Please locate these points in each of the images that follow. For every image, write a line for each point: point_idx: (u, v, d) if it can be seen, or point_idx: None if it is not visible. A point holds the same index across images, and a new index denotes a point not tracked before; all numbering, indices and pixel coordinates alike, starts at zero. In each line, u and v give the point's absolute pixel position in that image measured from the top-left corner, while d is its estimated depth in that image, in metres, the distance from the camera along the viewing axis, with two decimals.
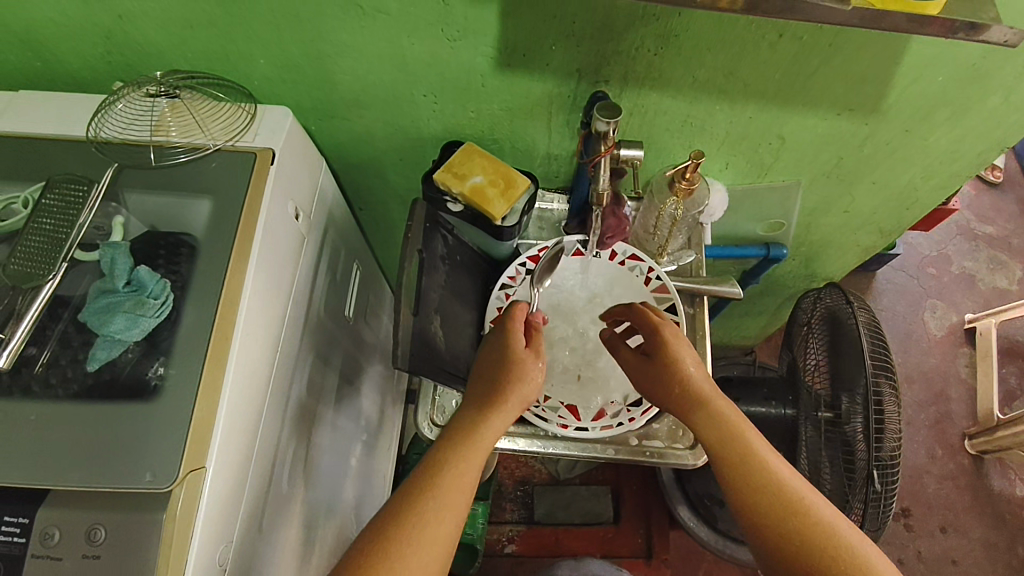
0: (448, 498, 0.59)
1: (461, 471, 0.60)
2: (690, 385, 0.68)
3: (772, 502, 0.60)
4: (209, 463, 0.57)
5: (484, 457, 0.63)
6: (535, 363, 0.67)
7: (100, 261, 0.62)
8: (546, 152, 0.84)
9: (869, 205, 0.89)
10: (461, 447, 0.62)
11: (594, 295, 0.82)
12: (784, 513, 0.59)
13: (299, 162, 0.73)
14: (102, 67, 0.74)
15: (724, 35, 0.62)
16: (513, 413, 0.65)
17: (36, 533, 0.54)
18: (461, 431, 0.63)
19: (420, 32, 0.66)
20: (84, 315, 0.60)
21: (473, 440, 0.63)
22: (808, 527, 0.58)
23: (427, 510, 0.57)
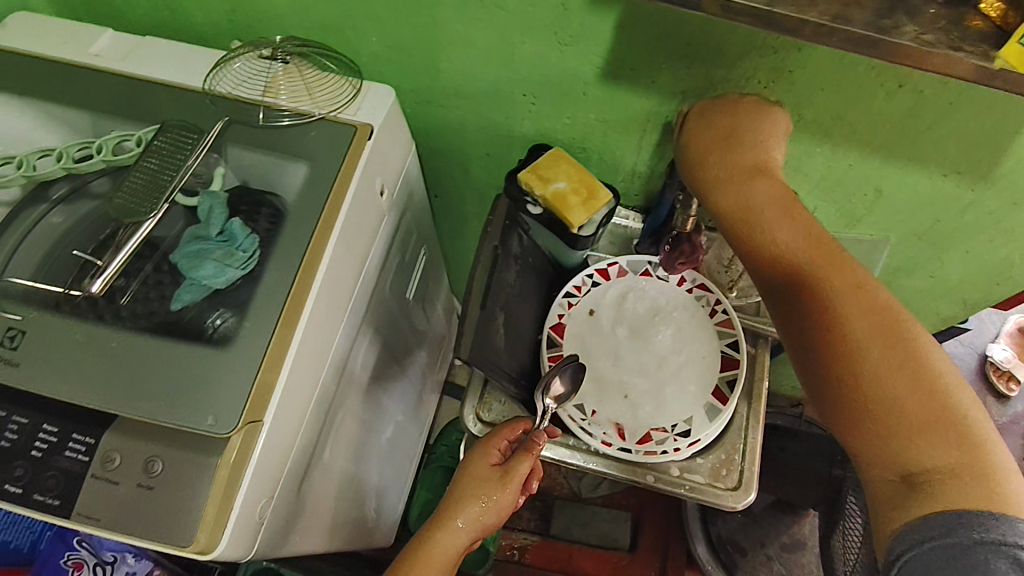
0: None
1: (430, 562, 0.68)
2: (772, 216, 0.60)
3: (886, 417, 0.52)
4: (267, 417, 0.59)
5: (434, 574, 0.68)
6: (496, 486, 0.70)
7: (198, 208, 0.66)
8: (632, 169, 0.84)
9: (958, 274, 0.86)
10: (413, 563, 0.68)
11: (652, 312, 0.79)
12: (907, 426, 0.51)
13: (393, 142, 0.74)
14: (223, 24, 0.77)
15: (841, 76, 0.61)
16: (463, 532, 0.70)
17: (98, 455, 0.57)
18: (420, 543, 0.70)
19: (535, 33, 0.67)
20: (174, 257, 0.64)
21: (422, 557, 0.68)
22: (926, 430, 0.51)
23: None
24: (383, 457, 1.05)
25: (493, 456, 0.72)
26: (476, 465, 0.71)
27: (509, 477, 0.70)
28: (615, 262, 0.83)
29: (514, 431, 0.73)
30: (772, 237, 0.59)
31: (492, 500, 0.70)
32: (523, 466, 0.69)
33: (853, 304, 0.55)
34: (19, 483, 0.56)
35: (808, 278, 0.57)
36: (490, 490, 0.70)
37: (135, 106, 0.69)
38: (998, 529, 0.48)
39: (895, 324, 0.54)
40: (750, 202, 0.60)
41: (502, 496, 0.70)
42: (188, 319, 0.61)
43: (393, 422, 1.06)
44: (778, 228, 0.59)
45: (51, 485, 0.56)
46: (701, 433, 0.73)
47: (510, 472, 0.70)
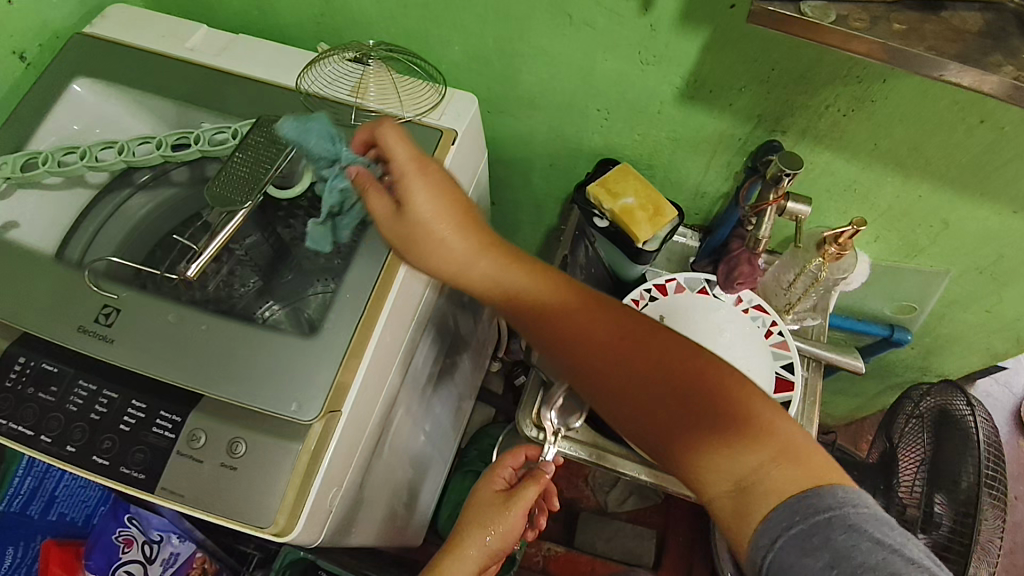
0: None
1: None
2: (438, 249, 0.59)
3: (703, 413, 0.51)
4: (344, 409, 0.61)
5: None
6: (500, 512, 0.73)
7: (327, 192, 0.65)
8: (694, 188, 0.85)
9: (1015, 310, 0.86)
10: None
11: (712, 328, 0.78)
12: (677, 439, 0.52)
13: (473, 149, 0.76)
14: (311, 26, 0.80)
15: (922, 109, 0.63)
16: (472, 557, 0.73)
17: (184, 433, 0.59)
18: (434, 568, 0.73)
19: (619, 50, 0.69)
20: (311, 233, 0.66)
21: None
22: (753, 458, 0.49)
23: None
24: (426, 455, 1.06)
25: (498, 483, 0.76)
26: (481, 491, 0.76)
27: (512, 501, 0.73)
28: (674, 278, 0.84)
29: (515, 458, 0.76)
30: (459, 267, 0.60)
31: (498, 525, 0.73)
32: (530, 493, 0.73)
33: (532, 317, 0.58)
34: (106, 456, 0.59)
35: (509, 299, 0.59)
36: (495, 517, 0.73)
37: (226, 100, 0.71)
38: (825, 503, 0.45)
39: (591, 349, 0.56)
40: (419, 224, 0.59)
41: (506, 521, 0.73)
42: (240, 308, 0.65)
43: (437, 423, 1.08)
44: (419, 208, 0.59)
45: (137, 459, 0.59)
46: None
47: (514, 498, 0.73)
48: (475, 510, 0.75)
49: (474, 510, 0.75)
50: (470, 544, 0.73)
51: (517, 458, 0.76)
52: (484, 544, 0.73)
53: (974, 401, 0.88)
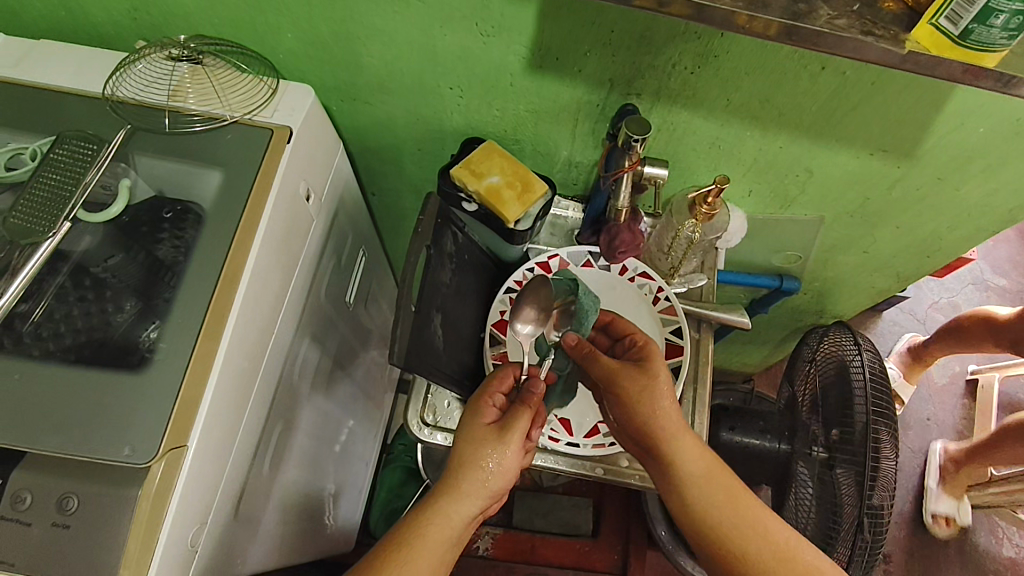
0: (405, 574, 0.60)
1: (435, 534, 0.62)
2: (662, 420, 0.67)
3: (727, 501, 0.66)
4: (192, 442, 0.55)
5: (439, 543, 0.62)
6: (498, 444, 0.65)
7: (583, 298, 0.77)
8: (566, 159, 0.83)
9: (889, 246, 0.88)
10: (407, 535, 0.62)
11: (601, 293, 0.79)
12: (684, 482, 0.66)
13: (315, 143, 0.73)
14: (125, 24, 0.72)
15: (766, 61, 0.61)
16: (470, 496, 0.64)
17: (7, 495, 0.53)
18: (420, 515, 0.64)
19: (454, 25, 0.64)
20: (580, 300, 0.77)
21: (420, 527, 0.63)
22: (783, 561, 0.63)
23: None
24: (336, 462, 1.02)
25: (488, 415, 0.67)
26: (475, 426, 0.66)
27: (509, 433, 0.66)
28: (556, 254, 0.81)
29: (504, 381, 0.69)
30: (679, 446, 0.66)
31: (497, 462, 0.65)
32: (522, 421, 0.66)
33: (691, 470, 0.66)
34: None
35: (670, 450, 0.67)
36: (491, 450, 0.65)
37: (44, 116, 0.65)
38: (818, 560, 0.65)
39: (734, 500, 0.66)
40: (670, 425, 0.67)
41: (507, 455, 0.65)
42: (121, 337, 0.58)
43: (346, 426, 1.03)
44: (661, 397, 0.67)
45: None
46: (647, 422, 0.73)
47: (510, 427, 0.66)
48: (469, 446, 0.66)
49: (468, 444, 0.66)
50: (470, 481, 0.65)
51: (506, 381, 0.69)
52: (484, 481, 0.65)
53: (858, 338, 0.90)
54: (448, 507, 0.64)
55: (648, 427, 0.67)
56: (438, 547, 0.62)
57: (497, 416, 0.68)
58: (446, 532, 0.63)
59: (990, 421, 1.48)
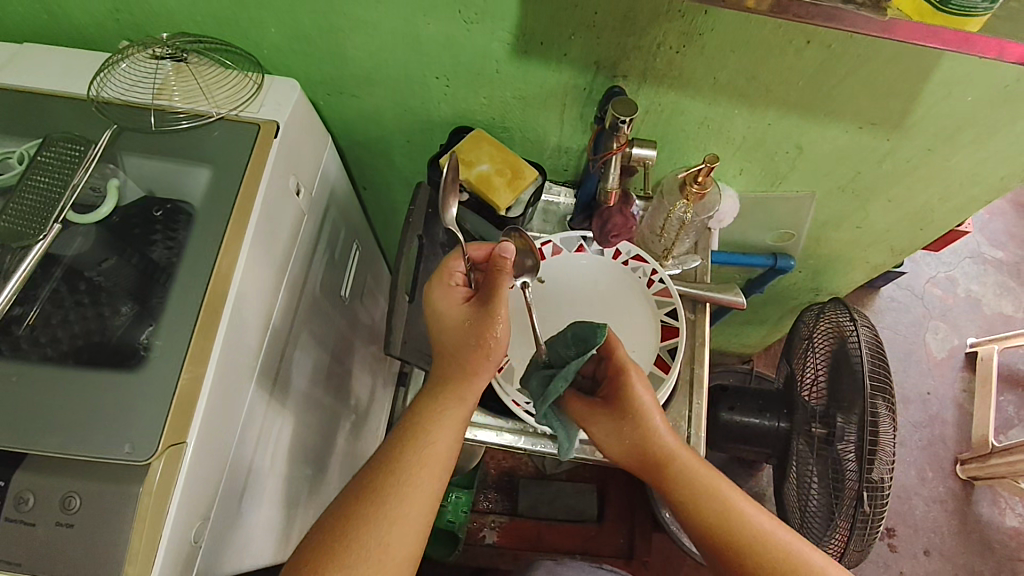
0: (424, 454, 0.59)
1: (452, 412, 0.61)
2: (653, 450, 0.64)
3: (720, 521, 0.61)
4: (191, 438, 0.56)
5: (459, 423, 0.61)
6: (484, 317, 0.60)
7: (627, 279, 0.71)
8: (556, 144, 0.83)
9: (882, 219, 0.88)
10: (416, 432, 0.60)
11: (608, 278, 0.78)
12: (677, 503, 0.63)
13: (303, 138, 0.73)
14: (108, 24, 0.72)
15: (751, 37, 0.60)
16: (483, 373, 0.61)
17: (10, 496, 0.53)
18: (420, 410, 0.61)
19: (437, 12, 0.63)
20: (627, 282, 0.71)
21: (434, 417, 0.60)
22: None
23: (408, 480, 0.57)
24: (337, 458, 1.02)
25: (458, 295, 0.62)
26: (446, 306, 0.61)
27: (487, 305, 0.60)
28: (550, 241, 0.80)
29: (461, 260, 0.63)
30: (674, 479, 0.64)
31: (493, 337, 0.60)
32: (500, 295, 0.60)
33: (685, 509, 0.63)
34: None
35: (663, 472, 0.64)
36: (471, 325, 0.60)
37: (31, 119, 0.65)
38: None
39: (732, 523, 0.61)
40: (667, 448, 0.64)
41: (496, 328, 0.60)
42: (117, 338, 0.58)
43: (346, 420, 1.04)
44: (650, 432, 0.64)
45: None
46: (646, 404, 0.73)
47: (492, 301, 0.60)
48: (452, 323, 0.61)
49: (444, 321, 0.61)
50: (467, 355, 0.60)
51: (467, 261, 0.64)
52: (486, 354, 0.60)
53: (856, 314, 0.89)
54: (461, 385, 0.61)
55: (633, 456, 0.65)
56: (455, 425, 0.61)
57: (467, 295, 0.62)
58: (460, 408, 0.61)
59: (990, 393, 1.48)
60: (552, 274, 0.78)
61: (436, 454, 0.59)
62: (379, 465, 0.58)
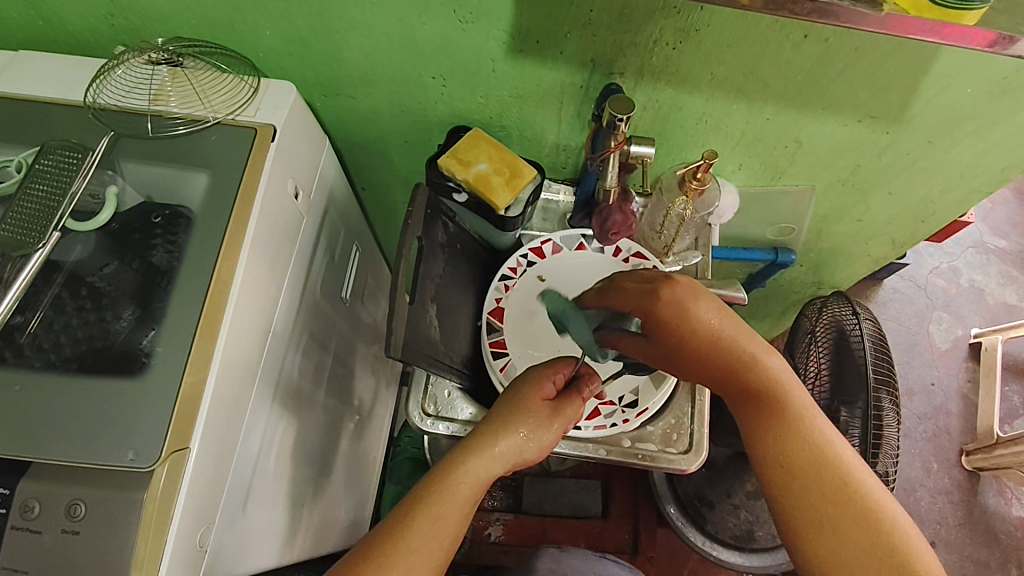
0: (436, 528, 0.58)
1: (465, 492, 0.60)
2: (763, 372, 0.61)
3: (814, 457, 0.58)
4: (194, 444, 0.56)
5: (463, 504, 0.61)
6: (546, 424, 0.64)
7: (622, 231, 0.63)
8: (554, 143, 0.82)
9: (883, 213, 0.88)
10: (433, 495, 0.60)
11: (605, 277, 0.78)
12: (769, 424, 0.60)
13: (300, 140, 0.73)
14: (104, 30, 0.72)
15: (747, 32, 0.60)
16: (505, 463, 0.63)
17: (15, 504, 0.52)
18: (442, 472, 0.61)
19: (431, 12, 0.63)
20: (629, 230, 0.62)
21: (448, 486, 0.60)
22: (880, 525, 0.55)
23: (418, 552, 0.57)
24: (342, 459, 1.02)
25: (545, 390, 0.65)
26: (533, 398, 0.64)
27: (558, 415, 0.64)
28: (549, 239, 0.81)
29: (567, 367, 0.68)
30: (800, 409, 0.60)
31: (536, 442, 0.63)
32: (572, 408, 0.66)
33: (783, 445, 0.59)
34: None
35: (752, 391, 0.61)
36: (538, 425, 0.63)
37: (29, 127, 0.65)
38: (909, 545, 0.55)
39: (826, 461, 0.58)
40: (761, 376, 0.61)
41: (551, 435, 0.64)
42: (118, 344, 0.58)
43: (350, 420, 1.04)
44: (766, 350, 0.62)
45: None
46: (648, 402, 0.73)
47: (563, 411, 0.65)
48: (524, 412, 0.63)
49: (522, 409, 0.63)
50: (506, 445, 0.62)
51: (566, 367, 0.68)
52: (517, 456, 0.63)
53: (859, 308, 0.90)
54: (485, 469, 0.62)
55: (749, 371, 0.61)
56: (464, 505, 0.60)
57: (551, 393, 0.66)
58: (474, 488, 0.61)
59: (994, 383, 1.48)
60: (552, 273, 0.79)
61: (445, 531, 0.59)
62: (399, 520, 0.59)
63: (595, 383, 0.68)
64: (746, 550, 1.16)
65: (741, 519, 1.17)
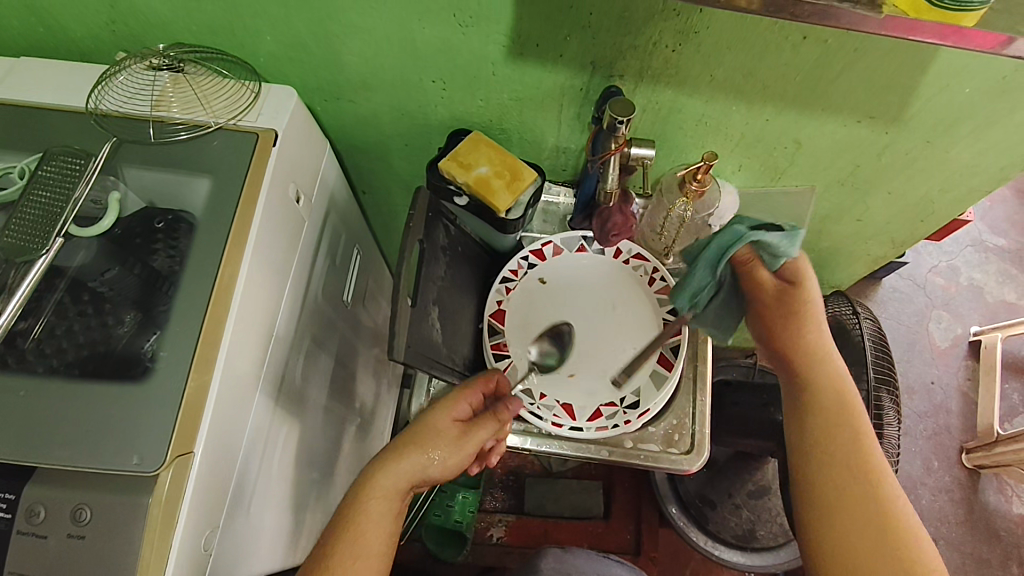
0: (358, 546, 0.59)
1: (376, 513, 0.60)
2: (828, 393, 0.66)
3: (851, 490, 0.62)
4: (198, 449, 0.56)
5: (378, 523, 0.60)
6: (454, 443, 0.64)
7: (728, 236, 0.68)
8: (554, 145, 0.83)
9: (882, 213, 0.88)
10: (348, 517, 0.60)
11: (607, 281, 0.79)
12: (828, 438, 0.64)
13: (302, 145, 0.74)
14: (105, 36, 0.72)
15: (746, 34, 0.60)
16: (412, 481, 0.62)
17: (21, 509, 0.53)
18: (360, 490, 0.61)
19: (432, 16, 0.63)
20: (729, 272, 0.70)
21: (360, 506, 0.60)
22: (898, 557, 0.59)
23: (341, 571, 0.57)
24: (345, 460, 1.03)
25: (457, 411, 0.66)
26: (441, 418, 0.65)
27: (466, 437, 0.64)
28: (549, 241, 0.81)
29: (488, 383, 0.69)
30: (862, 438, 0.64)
31: (441, 460, 0.63)
32: (485, 429, 0.66)
33: (838, 462, 0.63)
34: None
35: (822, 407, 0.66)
36: (447, 445, 0.63)
37: (30, 133, 0.66)
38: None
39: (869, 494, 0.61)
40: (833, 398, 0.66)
41: (460, 454, 0.64)
42: (122, 349, 0.58)
43: (353, 421, 1.04)
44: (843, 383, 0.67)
45: None
46: (651, 403, 0.72)
47: (473, 433, 0.65)
48: (432, 429, 0.64)
49: (430, 431, 0.64)
50: (413, 460, 0.62)
51: (489, 385, 0.69)
52: (426, 473, 0.63)
53: (860, 309, 0.89)
54: (391, 488, 0.61)
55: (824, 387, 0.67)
56: (380, 525, 0.60)
57: (462, 414, 0.66)
58: (388, 507, 0.61)
59: (994, 381, 1.48)
60: (552, 274, 0.80)
61: (370, 551, 0.59)
62: (327, 543, 0.59)
63: (513, 402, 0.67)
64: (748, 549, 1.17)
65: (742, 518, 1.20)
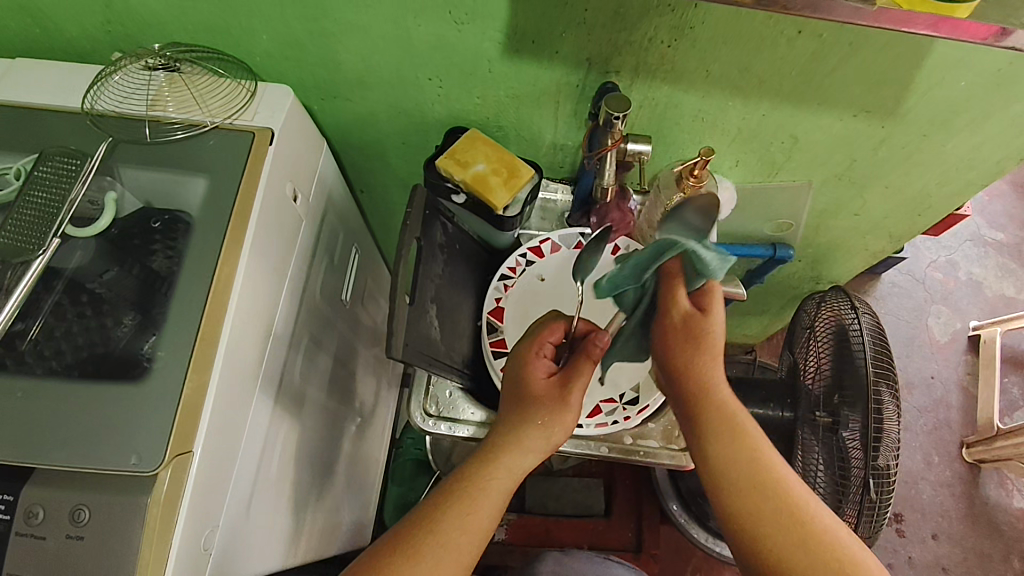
0: (467, 520, 0.58)
1: (495, 486, 0.61)
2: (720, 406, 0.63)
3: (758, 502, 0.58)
4: (196, 448, 0.56)
5: (492, 498, 0.60)
6: (559, 402, 0.63)
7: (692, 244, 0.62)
8: (551, 142, 0.83)
9: (880, 207, 0.88)
10: (455, 498, 0.60)
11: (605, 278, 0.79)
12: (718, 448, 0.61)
13: (299, 144, 0.73)
14: (100, 36, 0.72)
15: (741, 29, 0.60)
16: (531, 453, 0.63)
17: (19, 511, 0.52)
18: (468, 473, 0.61)
19: (428, 14, 0.63)
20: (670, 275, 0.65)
21: (471, 484, 0.60)
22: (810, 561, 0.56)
23: (444, 546, 0.57)
24: (346, 459, 1.03)
25: (544, 367, 0.66)
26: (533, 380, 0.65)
27: (569, 389, 0.64)
28: (547, 239, 0.81)
29: (554, 333, 0.69)
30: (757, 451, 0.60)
31: (553, 422, 0.63)
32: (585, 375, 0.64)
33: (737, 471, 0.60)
34: None
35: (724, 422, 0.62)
36: (552, 407, 0.63)
37: (26, 134, 0.65)
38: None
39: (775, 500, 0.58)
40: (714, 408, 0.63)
41: (567, 412, 0.63)
42: (120, 349, 0.58)
43: (353, 421, 1.04)
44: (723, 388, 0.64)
45: None
46: (649, 398, 0.73)
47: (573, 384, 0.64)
48: (533, 393, 0.64)
49: (531, 399, 0.63)
50: (526, 432, 0.62)
51: (556, 333, 0.69)
52: (545, 438, 0.63)
53: (858, 304, 0.90)
54: (512, 459, 0.62)
55: (716, 421, 0.62)
56: (493, 501, 0.60)
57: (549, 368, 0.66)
58: (506, 482, 0.61)
59: (994, 375, 1.48)
60: (550, 271, 0.79)
61: (478, 526, 0.59)
62: (423, 519, 0.59)
63: (602, 336, 0.64)
64: None
65: None
